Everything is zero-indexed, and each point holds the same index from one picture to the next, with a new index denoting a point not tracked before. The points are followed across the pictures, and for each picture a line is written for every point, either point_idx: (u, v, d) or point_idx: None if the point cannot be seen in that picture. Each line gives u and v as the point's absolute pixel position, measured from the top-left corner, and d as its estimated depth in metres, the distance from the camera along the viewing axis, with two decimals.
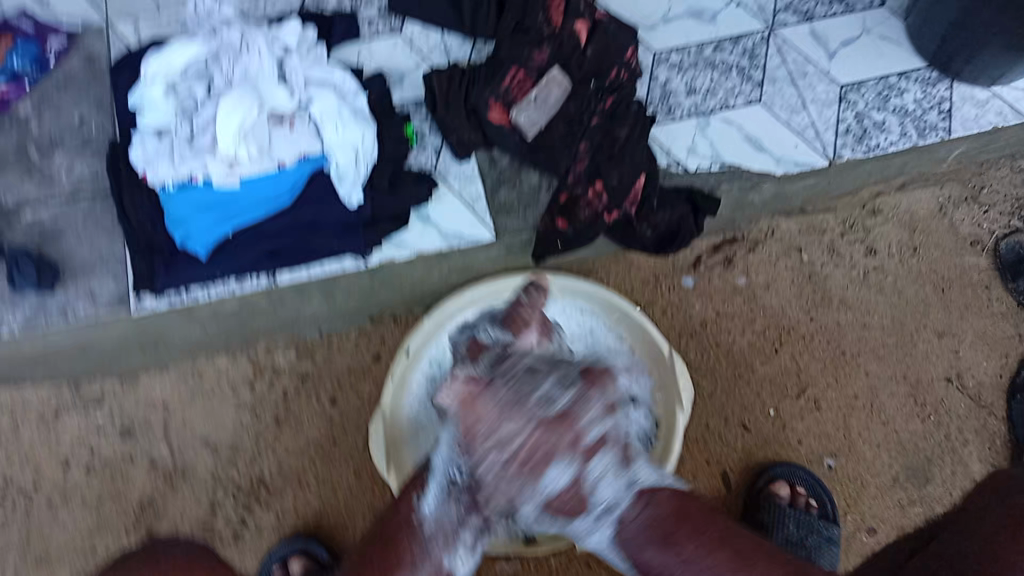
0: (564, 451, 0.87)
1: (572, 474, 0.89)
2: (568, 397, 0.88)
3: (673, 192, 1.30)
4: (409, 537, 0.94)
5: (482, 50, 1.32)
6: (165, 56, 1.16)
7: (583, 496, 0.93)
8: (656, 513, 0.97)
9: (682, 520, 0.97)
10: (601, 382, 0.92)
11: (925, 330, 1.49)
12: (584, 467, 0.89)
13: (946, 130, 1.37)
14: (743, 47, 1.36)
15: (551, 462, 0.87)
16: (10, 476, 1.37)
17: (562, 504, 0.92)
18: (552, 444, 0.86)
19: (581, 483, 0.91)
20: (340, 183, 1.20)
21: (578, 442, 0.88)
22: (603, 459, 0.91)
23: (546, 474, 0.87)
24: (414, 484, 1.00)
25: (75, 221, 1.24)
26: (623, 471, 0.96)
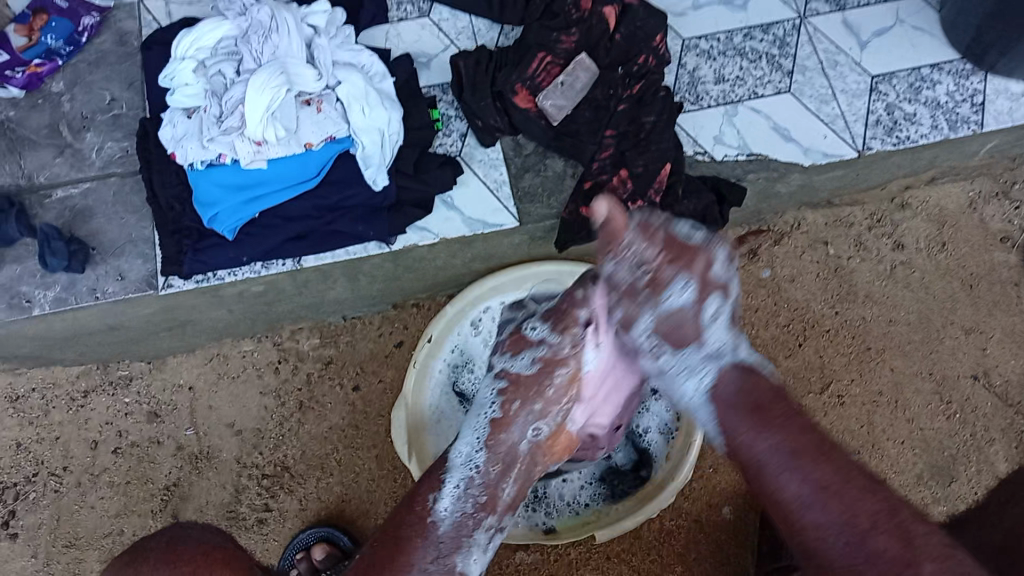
0: (691, 262, 0.91)
1: (693, 295, 0.90)
2: (674, 260, 0.91)
3: (698, 179, 1.29)
4: (423, 537, 0.86)
5: (510, 33, 1.33)
6: (199, 33, 1.21)
7: (694, 322, 0.91)
8: (756, 386, 0.86)
9: (781, 405, 0.82)
10: (700, 262, 0.91)
11: (952, 327, 1.47)
12: (702, 303, 0.90)
13: (978, 123, 1.35)
14: (773, 35, 1.36)
15: (665, 287, 0.90)
16: (41, 457, 1.40)
17: (670, 332, 0.91)
18: (671, 318, 0.91)
19: (694, 316, 0.90)
20: (366, 167, 1.20)
21: (704, 276, 0.91)
22: (717, 299, 0.91)
23: (671, 283, 0.90)
24: (424, 481, 0.94)
25: (107, 202, 1.25)
26: (731, 326, 0.93)
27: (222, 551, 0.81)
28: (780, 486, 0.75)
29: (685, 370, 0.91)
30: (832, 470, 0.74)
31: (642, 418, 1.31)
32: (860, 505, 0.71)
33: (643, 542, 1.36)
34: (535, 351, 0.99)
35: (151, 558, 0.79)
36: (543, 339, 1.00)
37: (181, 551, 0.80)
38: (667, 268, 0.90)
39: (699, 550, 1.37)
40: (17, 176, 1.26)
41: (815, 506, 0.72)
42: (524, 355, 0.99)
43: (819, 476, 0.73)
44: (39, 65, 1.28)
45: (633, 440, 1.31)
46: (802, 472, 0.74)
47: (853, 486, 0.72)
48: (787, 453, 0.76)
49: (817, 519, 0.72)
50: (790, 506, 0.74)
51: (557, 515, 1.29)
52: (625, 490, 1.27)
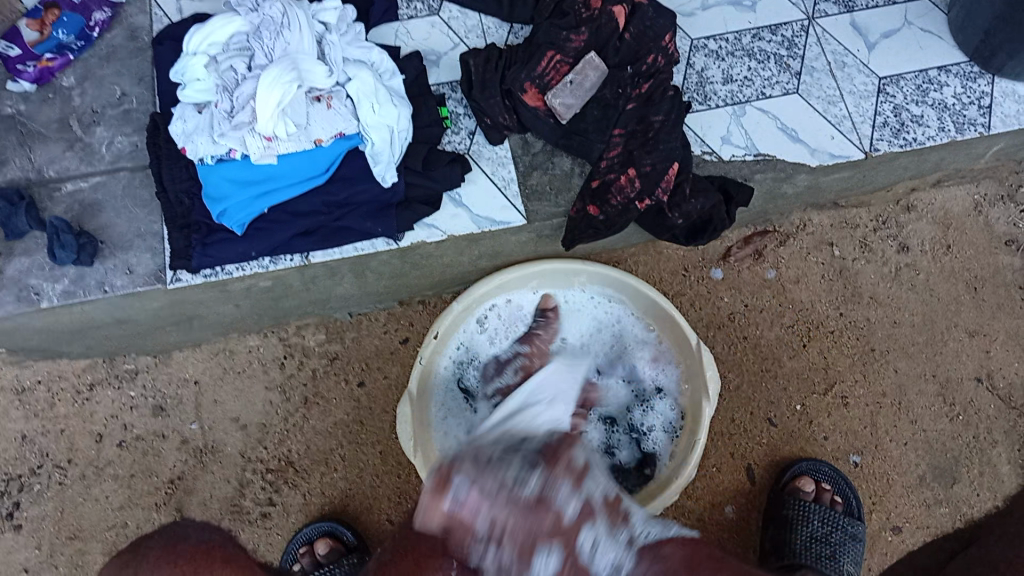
0: (554, 537, 0.97)
1: (575, 513, 0.99)
2: (541, 476, 1.01)
3: (706, 179, 1.29)
4: (438, 527, 0.98)
5: (519, 32, 1.34)
6: (209, 30, 1.21)
7: (580, 559, 0.97)
8: None
9: None
10: (553, 520, 0.97)
11: (956, 329, 1.47)
12: (572, 545, 0.98)
13: (985, 125, 1.35)
14: (782, 35, 1.37)
15: (536, 548, 0.96)
16: (46, 449, 1.40)
17: (565, 571, 0.98)
18: (533, 527, 0.97)
19: (579, 560, 0.97)
20: (374, 163, 1.21)
21: (559, 522, 0.98)
22: (590, 528, 0.99)
23: (537, 560, 0.96)
24: (451, 477, 1.04)
25: (116, 196, 1.26)
26: (617, 533, 1.00)
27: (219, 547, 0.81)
28: None
29: (590, 547, 0.98)
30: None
31: (645, 416, 1.33)
32: None
33: None
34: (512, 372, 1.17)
35: (153, 556, 0.77)
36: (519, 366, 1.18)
37: (182, 550, 0.79)
38: (529, 545, 0.96)
39: None
40: (26, 168, 1.26)
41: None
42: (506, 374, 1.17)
43: None
44: (50, 59, 1.29)
45: (637, 440, 1.33)
46: None
47: None
48: None
49: None
50: None
51: None
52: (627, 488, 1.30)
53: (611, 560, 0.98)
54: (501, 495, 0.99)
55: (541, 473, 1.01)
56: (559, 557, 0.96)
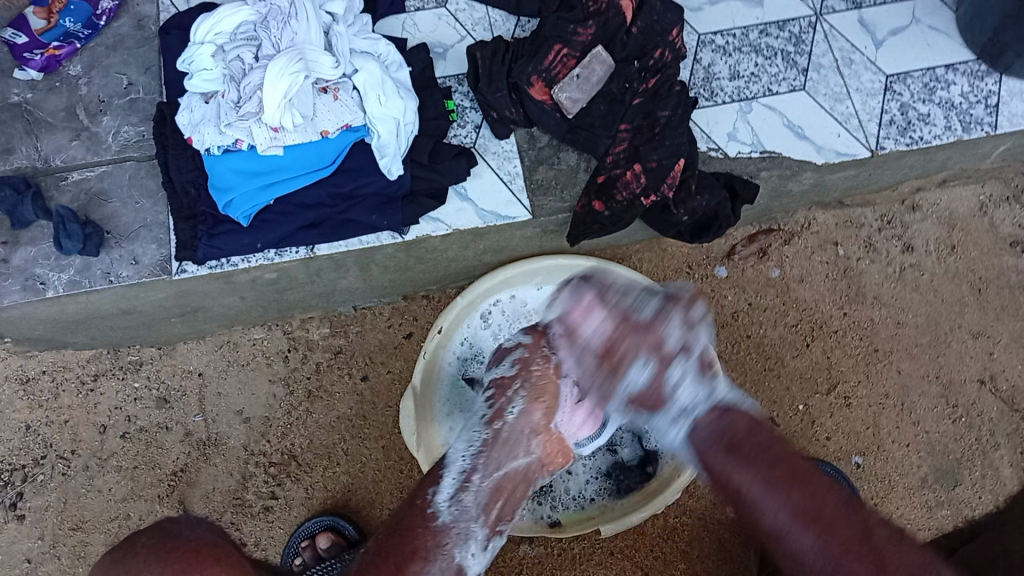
0: (648, 337, 0.98)
1: (652, 370, 0.97)
2: (618, 330, 1.00)
3: (711, 176, 1.30)
4: (426, 528, 0.93)
5: (526, 25, 1.34)
6: (217, 19, 1.22)
7: (660, 393, 0.97)
8: (733, 424, 0.89)
9: (758, 441, 0.85)
10: (654, 338, 0.98)
11: (960, 330, 1.47)
12: (662, 375, 0.96)
13: (992, 124, 1.35)
14: (790, 32, 1.37)
15: (628, 363, 0.98)
16: (50, 440, 1.41)
17: (641, 401, 0.99)
18: (603, 372, 1.01)
19: (660, 383, 0.97)
20: (381, 155, 1.22)
21: (657, 348, 0.98)
22: (680, 362, 0.97)
23: (629, 370, 0.98)
24: (426, 477, 1.01)
25: (122, 186, 1.26)
26: (702, 377, 0.97)
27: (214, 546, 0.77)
28: (763, 514, 0.78)
29: (676, 381, 0.96)
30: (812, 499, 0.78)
31: None
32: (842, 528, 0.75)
33: (649, 539, 1.36)
34: (514, 354, 1.10)
35: (145, 553, 0.74)
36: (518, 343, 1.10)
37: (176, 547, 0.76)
38: (625, 347, 0.98)
39: (703, 546, 1.37)
40: (33, 158, 1.27)
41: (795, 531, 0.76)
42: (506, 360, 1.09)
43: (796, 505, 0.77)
44: (58, 48, 1.29)
45: (639, 437, 1.31)
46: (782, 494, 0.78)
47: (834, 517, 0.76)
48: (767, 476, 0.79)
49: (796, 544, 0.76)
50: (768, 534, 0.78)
51: (561, 509, 1.29)
52: (629, 485, 1.28)
53: (687, 402, 0.95)
54: (601, 301, 1.03)
55: (625, 332, 0.99)
56: (648, 371, 0.97)
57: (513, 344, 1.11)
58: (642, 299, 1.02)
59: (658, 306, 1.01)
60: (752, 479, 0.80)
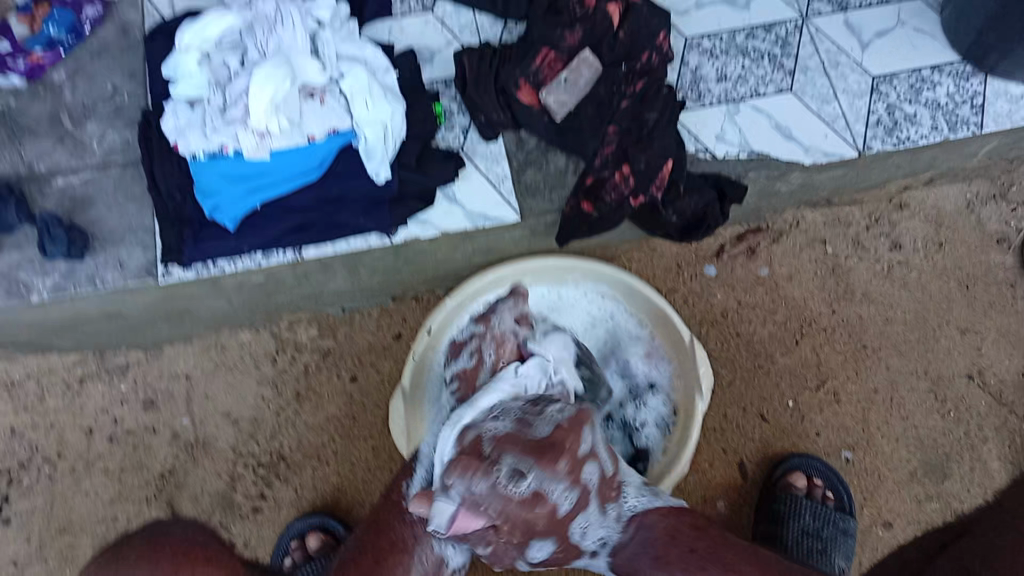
0: (563, 454, 0.81)
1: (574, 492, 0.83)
2: (534, 475, 0.78)
3: (700, 176, 1.30)
4: (401, 519, 0.94)
5: (513, 30, 1.33)
6: (203, 25, 1.20)
7: (586, 492, 0.85)
8: (670, 533, 0.93)
9: (694, 539, 0.93)
10: (575, 435, 0.84)
11: (947, 327, 1.48)
12: (562, 514, 0.82)
13: (977, 124, 1.35)
14: (776, 34, 1.37)
15: (536, 506, 0.80)
16: (36, 443, 1.40)
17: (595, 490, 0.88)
18: (522, 519, 0.79)
19: (602, 482, 0.88)
20: (368, 160, 1.21)
21: (554, 516, 0.82)
22: (591, 462, 0.84)
23: (551, 489, 0.79)
24: (399, 474, 1.01)
25: (107, 190, 1.25)
26: (606, 507, 0.91)
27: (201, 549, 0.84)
28: None
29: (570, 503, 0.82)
30: None
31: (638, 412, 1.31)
32: None
33: None
34: (470, 350, 1.01)
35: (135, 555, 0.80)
36: (471, 335, 1.02)
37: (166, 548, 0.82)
38: (546, 464, 0.79)
39: None
40: (16, 162, 1.25)
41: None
42: (464, 353, 1.01)
43: None
44: (41, 56, 1.28)
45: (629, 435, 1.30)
46: None
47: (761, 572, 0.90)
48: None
49: None
50: None
51: None
52: None
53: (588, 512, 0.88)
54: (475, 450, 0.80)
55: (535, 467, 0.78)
56: (574, 496, 0.83)
57: (468, 335, 1.03)
58: (495, 423, 0.83)
59: (553, 428, 0.83)
60: None
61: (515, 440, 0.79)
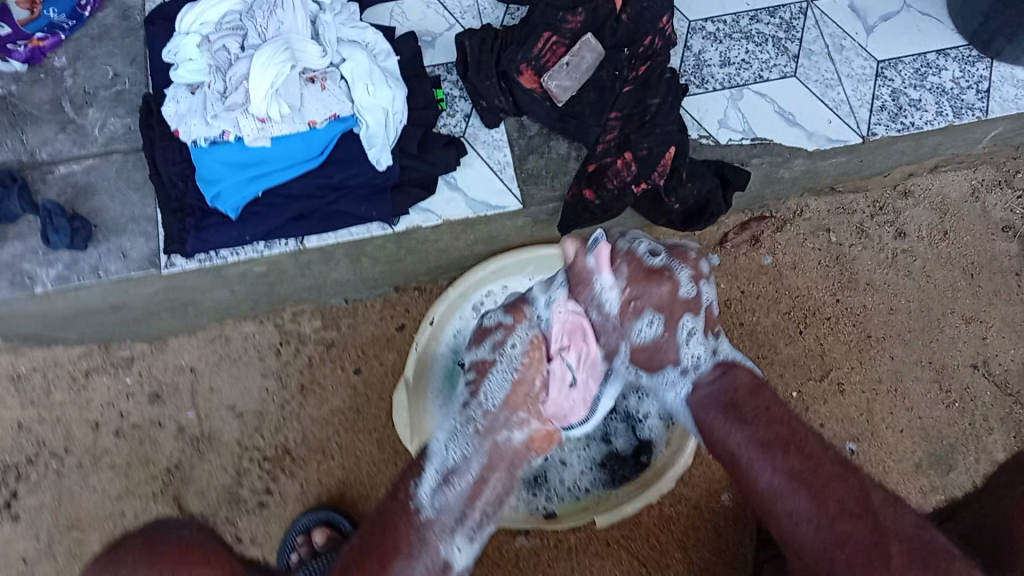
0: (659, 302, 1.05)
1: (661, 325, 1.06)
2: (636, 280, 1.04)
3: (703, 163, 1.29)
4: (408, 524, 0.94)
5: (515, 13, 1.33)
6: (201, 11, 1.22)
7: (671, 346, 1.06)
8: (732, 383, 1.03)
9: (752, 402, 0.98)
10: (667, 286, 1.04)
11: (952, 315, 1.47)
12: (676, 321, 1.06)
13: (983, 109, 1.34)
14: (780, 18, 1.37)
15: (639, 312, 1.05)
16: (42, 438, 1.39)
17: (650, 352, 1.07)
18: (647, 295, 1.04)
19: (670, 341, 1.06)
20: (369, 146, 1.20)
21: (670, 300, 1.05)
22: (691, 318, 1.06)
23: (640, 321, 1.06)
24: (409, 469, 1.02)
25: (109, 181, 1.25)
26: (708, 335, 1.08)
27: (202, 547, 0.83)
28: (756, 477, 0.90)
29: (686, 335, 1.06)
30: (820, 490, 0.86)
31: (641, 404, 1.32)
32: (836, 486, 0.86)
33: (643, 527, 1.36)
34: (496, 338, 1.06)
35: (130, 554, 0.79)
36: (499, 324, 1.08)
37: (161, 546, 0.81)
38: (636, 305, 1.05)
39: (700, 535, 1.37)
40: (18, 152, 1.25)
41: (792, 486, 0.87)
42: (486, 343, 1.07)
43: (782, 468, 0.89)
44: (42, 40, 1.29)
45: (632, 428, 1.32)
46: (773, 462, 0.89)
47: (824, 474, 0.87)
48: (772, 449, 0.90)
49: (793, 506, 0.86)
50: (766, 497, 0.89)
51: (557, 500, 1.29)
52: (624, 474, 1.29)
53: (697, 354, 1.07)
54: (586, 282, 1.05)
55: (634, 283, 1.04)
56: (659, 324, 1.06)
57: (493, 323, 1.08)
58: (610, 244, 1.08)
59: (667, 261, 1.06)
60: (742, 442, 0.93)
61: (621, 269, 1.05)
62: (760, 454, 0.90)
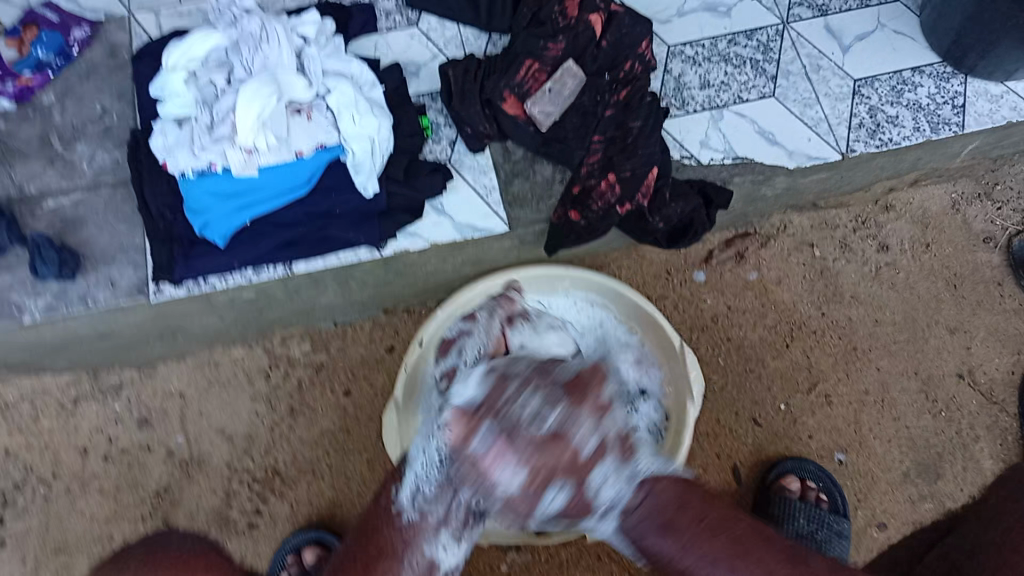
0: (588, 407, 0.86)
1: (570, 490, 0.85)
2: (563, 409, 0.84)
3: (686, 184, 1.31)
4: (392, 529, 0.93)
5: (498, 42, 1.35)
6: (187, 46, 1.21)
7: (587, 500, 0.88)
8: (665, 492, 0.92)
9: (690, 513, 0.92)
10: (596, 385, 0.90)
11: (937, 326, 1.49)
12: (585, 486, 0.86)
13: (960, 124, 1.37)
14: (757, 40, 1.39)
15: (549, 483, 0.84)
16: (30, 464, 1.39)
17: (574, 509, 0.88)
18: (551, 462, 0.83)
19: (586, 490, 0.87)
20: (355, 173, 1.22)
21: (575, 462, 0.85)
22: (606, 467, 0.88)
23: (548, 491, 0.84)
24: (392, 477, 1.00)
25: (98, 211, 1.26)
26: (625, 462, 0.90)
27: (203, 556, 0.89)
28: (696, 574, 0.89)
29: (600, 481, 0.88)
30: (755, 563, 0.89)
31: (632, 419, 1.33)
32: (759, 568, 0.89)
33: None
34: (459, 346, 1.14)
35: None
36: (460, 330, 1.17)
37: None
38: (540, 480, 0.83)
39: None
40: (7, 184, 1.26)
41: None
42: (454, 350, 1.15)
43: (709, 554, 0.89)
44: (30, 78, 1.30)
45: None
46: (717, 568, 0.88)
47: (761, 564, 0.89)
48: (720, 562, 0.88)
49: None
50: None
51: None
52: None
53: (616, 491, 0.90)
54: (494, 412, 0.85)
55: (561, 402, 0.85)
56: (567, 496, 0.85)
57: (456, 333, 1.17)
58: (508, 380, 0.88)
59: (584, 376, 0.90)
60: (683, 552, 0.90)
61: (528, 411, 0.84)
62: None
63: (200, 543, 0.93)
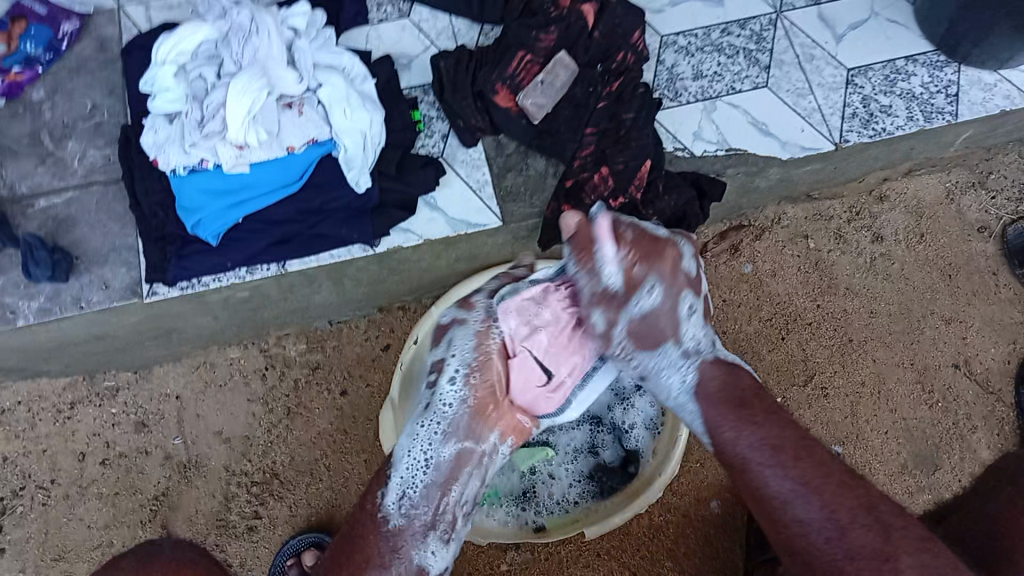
0: (667, 249, 0.97)
1: (660, 296, 0.97)
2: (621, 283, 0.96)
3: (678, 176, 1.30)
4: (377, 534, 0.93)
5: (490, 33, 1.34)
6: (178, 38, 1.21)
7: (670, 322, 0.98)
8: (736, 378, 0.96)
9: (762, 403, 0.92)
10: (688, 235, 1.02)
11: (932, 317, 1.49)
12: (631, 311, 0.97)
13: (953, 113, 1.37)
14: (750, 30, 1.39)
15: (641, 284, 0.96)
16: (28, 470, 1.39)
17: (642, 324, 0.98)
18: (653, 260, 0.96)
19: (673, 312, 0.98)
20: (348, 168, 1.21)
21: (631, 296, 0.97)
22: (693, 300, 0.99)
23: (638, 292, 0.96)
24: (375, 477, 1.00)
25: (90, 211, 1.25)
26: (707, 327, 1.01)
27: (195, 564, 0.86)
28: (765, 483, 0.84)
29: (687, 313, 0.98)
30: (814, 470, 0.83)
31: (626, 414, 1.32)
32: (842, 494, 0.81)
33: (634, 538, 1.37)
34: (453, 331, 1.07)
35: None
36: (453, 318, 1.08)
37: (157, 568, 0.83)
38: (636, 269, 0.95)
39: (691, 544, 1.38)
40: None
41: (796, 498, 0.82)
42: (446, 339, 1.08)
43: (796, 475, 0.83)
44: (19, 74, 1.29)
45: (619, 438, 1.32)
46: (784, 468, 0.84)
47: (833, 480, 0.82)
48: (785, 454, 0.85)
49: (801, 514, 0.81)
50: (772, 501, 0.83)
51: (547, 514, 1.29)
52: (612, 486, 1.29)
53: (698, 338, 1.00)
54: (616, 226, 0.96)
55: (658, 240, 0.97)
56: (657, 299, 0.96)
57: (447, 320, 1.09)
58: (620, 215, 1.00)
59: (670, 234, 1.00)
60: (756, 445, 0.87)
61: (626, 232, 0.96)
62: (760, 467, 0.85)
63: (194, 552, 0.89)
